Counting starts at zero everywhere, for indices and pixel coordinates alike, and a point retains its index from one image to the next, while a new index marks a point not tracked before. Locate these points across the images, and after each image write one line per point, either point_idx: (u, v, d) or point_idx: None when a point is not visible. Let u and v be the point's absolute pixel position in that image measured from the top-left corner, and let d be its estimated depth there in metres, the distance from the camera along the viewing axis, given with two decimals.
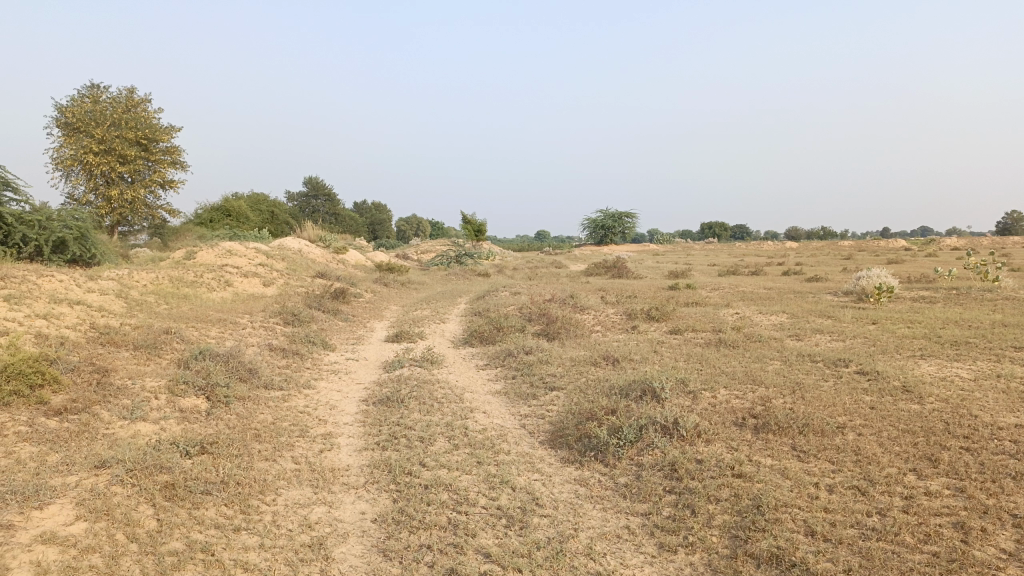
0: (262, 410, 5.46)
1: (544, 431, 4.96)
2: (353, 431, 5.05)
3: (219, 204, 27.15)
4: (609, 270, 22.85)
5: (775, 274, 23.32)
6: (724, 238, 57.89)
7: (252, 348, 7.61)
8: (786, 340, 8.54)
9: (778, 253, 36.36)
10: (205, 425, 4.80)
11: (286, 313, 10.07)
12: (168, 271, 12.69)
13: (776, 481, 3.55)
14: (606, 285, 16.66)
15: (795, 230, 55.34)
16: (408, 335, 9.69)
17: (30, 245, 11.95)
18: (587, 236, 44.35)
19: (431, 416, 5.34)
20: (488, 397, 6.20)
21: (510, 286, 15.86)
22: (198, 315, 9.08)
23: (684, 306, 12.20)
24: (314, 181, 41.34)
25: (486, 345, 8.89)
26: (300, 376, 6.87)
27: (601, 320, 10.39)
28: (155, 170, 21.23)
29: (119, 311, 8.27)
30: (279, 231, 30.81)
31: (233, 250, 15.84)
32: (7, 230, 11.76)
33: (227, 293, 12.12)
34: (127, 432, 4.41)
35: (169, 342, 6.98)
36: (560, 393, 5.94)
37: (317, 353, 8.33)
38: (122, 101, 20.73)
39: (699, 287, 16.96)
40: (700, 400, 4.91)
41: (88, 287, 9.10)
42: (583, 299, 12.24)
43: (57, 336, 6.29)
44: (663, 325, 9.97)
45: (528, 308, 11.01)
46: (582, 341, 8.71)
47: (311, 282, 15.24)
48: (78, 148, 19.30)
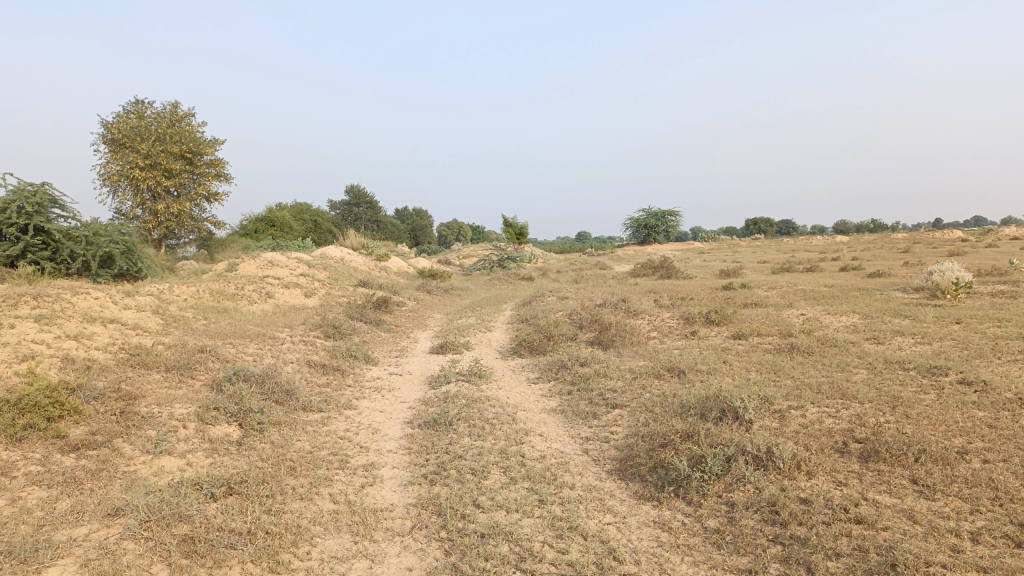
0: (298, 436, 5.00)
1: (611, 459, 4.39)
2: (397, 461, 4.55)
3: (263, 215, 27.15)
4: (657, 271, 22.12)
5: (831, 270, 22.30)
6: (771, 234, 56.41)
7: (290, 365, 7.20)
8: (864, 344, 7.80)
9: (831, 248, 35.09)
10: (236, 458, 4.34)
11: (327, 326, 9.67)
12: (209, 284, 12.45)
13: (903, 528, 2.93)
14: (655, 287, 16.01)
15: (844, 224, 53.74)
16: (454, 346, 9.20)
17: (77, 262, 11.82)
18: (631, 236, 43.61)
19: (482, 441, 4.82)
20: (543, 416, 5.65)
21: (557, 290, 15.29)
22: (236, 330, 8.72)
23: (744, 308, 11.49)
24: (356, 190, 41.32)
25: (537, 355, 8.35)
26: (341, 396, 6.42)
27: (657, 326, 9.75)
28: (200, 183, 21.20)
29: (154, 328, 7.94)
30: (322, 240, 30.76)
31: (275, 260, 15.60)
32: (55, 247, 11.64)
33: (268, 306, 11.81)
34: (149, 470, 3.98)
35: (203, 361, 6.60)
36: (623, 411, 5.37)
37: (359, 368, 7.88)
38: (166, 117, 20.75)
39: (755, 286, 16.19)
40: (790, 422, 4.29)
41: (125, 304, 8.82)
42: (636, 303, 11.63)
43: (86, 359, 5.94)
44: (725, 330, 9.31)
45: (578, 314, 10.42)
46: (640, 350, 8.10)
47: (353, 291, 14.90)
48: (124, 163, 19.34)
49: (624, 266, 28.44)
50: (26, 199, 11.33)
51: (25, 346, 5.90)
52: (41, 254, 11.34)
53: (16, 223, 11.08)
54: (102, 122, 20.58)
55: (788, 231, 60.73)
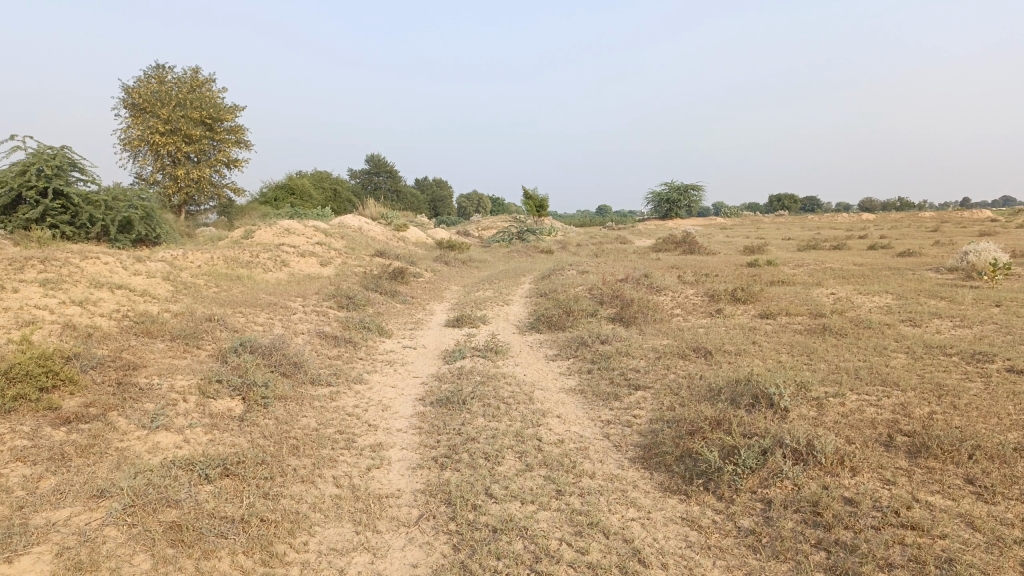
0: (304, 413, 4.76)
1: (634, 446, 4.11)
2: (406, 442, 4.29)
3: (283, 183, 26.93)
4: (679, 246, 21.68)
5: (858, 248, 21.70)
6: (795, 211, 55.47)
7: (301, 337, 6.96)
8: (900, 327, 7.43)
9: (858, 225, 34.35)
10: (237, 436, 4.11)
11: (341, 296, 9.42)
12: (224, 250, 12.24)
13: (963, 536, 2.62)
14: (678, 262, 15.59)
15: (871, 202, 52.74)
16: (470, 320, 8.92)
17: (97, 226, 11.64)
18: (652, 210, 43.01)
19: (497, 423, 4.55)
20: (561, 396, 5.37)
21: (577, 265, 14.95)
22: (247, 298, 8.50)
23: (771, 286, 11.10)
24: (376, 159, 40.94)
25: (556, 330, 8.06)
26: (351, 370, 6.18)
27: (681, 303, 9.40)
28: (220, 149, 20.98)
29: (163, 295, 7.73)
30: (342, 209, 30.55)
31: (291, 228, 15.38)
32: (75, 211, 11.46)
33: (282, 274, 11.59)
34: (144, 447, 3.75)
35: (211, 331, 6.37)
36: (646, 394, 5.08)
37: (372, 341, 7.63)
38: (187, 81, 20.49)
39: (781, 263, 15.75)
40: (829, 412, 3.97)
41: (135, 270, 8.61)
42: (659, 279, 11.27)
43: (88, 326, 5.72)
44: (751, 309, 8.95)
45: (599, 289, 10.10)
46: (664, 328, 7.77)
47: (369, 261, 14.66)
48: (145, 128, 19.15)
49: (644, 240, 27.97)
50: (45, 161, 11.14)
51: (27, 312, 5.70)
52: (60, 218, 11.18)
53: (36, 185, 10.92)
54: (123, 86, 20.37)
55: (812, 208, 59.70)
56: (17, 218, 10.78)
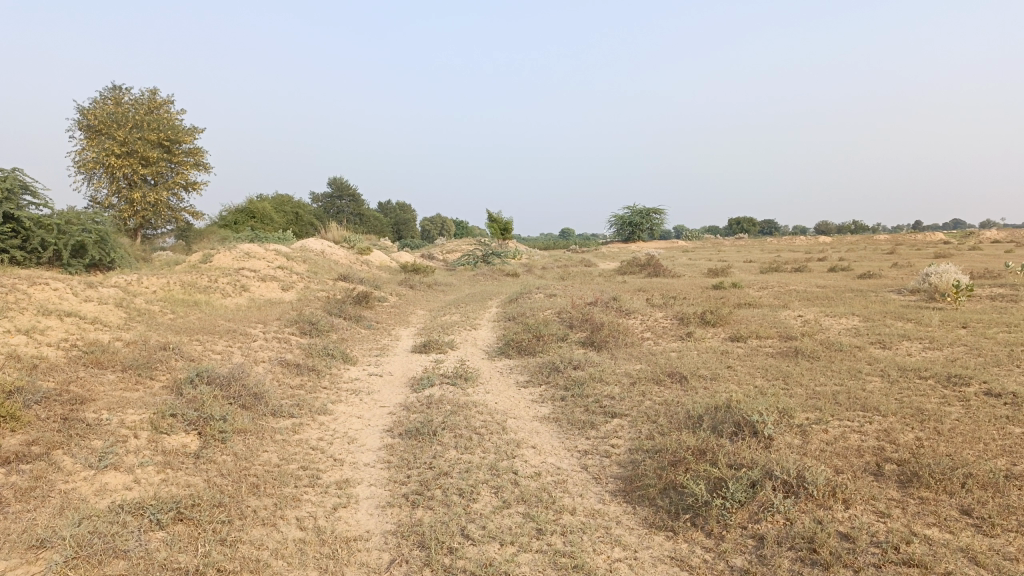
0: (265, 448, 4.50)
1: (614, 478, 3.94)
2: (375, 477, 4.06)
3: (243, 206, 26.44)
4: (644, 269, 21.72)
5: (820, 271, 21.97)
6: (754, 233, 56.32)
7: (261, 365, 6.68)
8: (871, 350, 7.41)
9: (817, 248, 34.93)
10: (193, 474, 3.84)
11: (303, 321, 9.14)
12: (181, 275, 11.84)
13: (968, 574, 2.50)
14: (644, 285, 15.56)
15: (827, 225, 53.90)
16: (438, 345, 8.70)
17: (48, 250, 11.20)
18: (615, 233, 43.27)
19: (470, 455, 4.35)
20: (535, 425, 5.19)
21: (543, 288, 14.82)
22: (205, 325, 8.17)
23: (739, 308, 11.09)
24: (338, 182, 40.58)
25: (526, 356, 7.89)
26: (315, 400, 5.92)
27: (651, 327, 9.31)
28: (178, 172, 20.51)
29: (116, 323, 7.37)
30: (303, 232, 30.11)
31: (251, 251, 15.01)
32: (25, 235, 11.00)
33: (242, 300, 11.24)
34: (90, 489, 3.47)
35: (166, 360, 6.06)
36: (624, 421, 4.92)
37: (336, 368, 7.37)
38: (144, 103, 20.05)
39: (746, 286, 15.81)
40: (814, 440, 3.85)
41: (86, 296, 8.23)
42: (627, 302, 11.18)
43: (33, 356, 5.38)
44: (721, 332, 8.89)
45: (568, 313, 9.96)
46: (635, 352, 7.65)
47: (332, 285, 14.35)
48: (100, 150, 18.63)
49: (609, 263, 28.03)
50: None
51: None
52: (9, 242, 10.72)
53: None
54: (77, 107, 19.83)
55: (770, 231, 60.72)
56: None
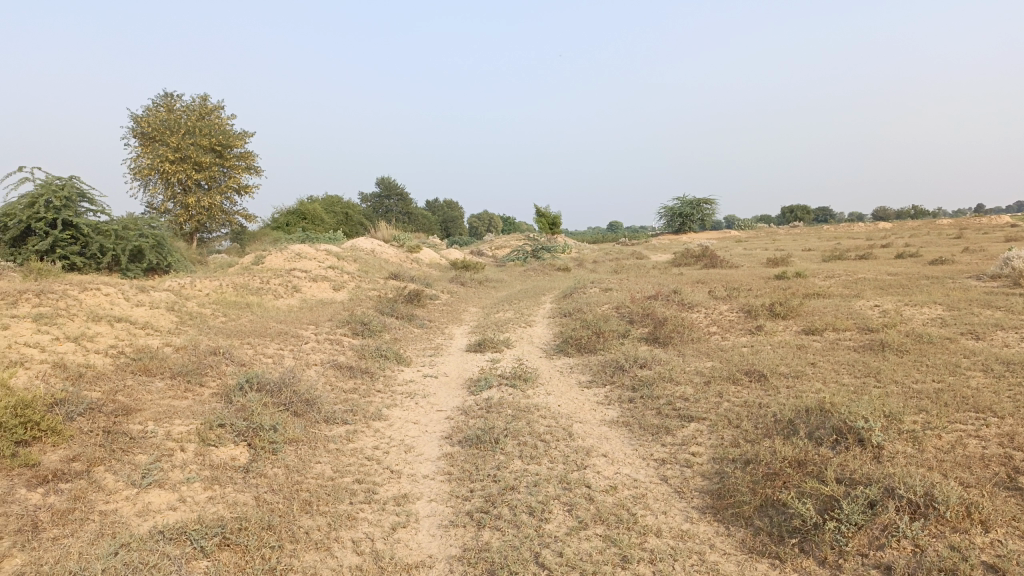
0: (318, 459, 4.23)
1: (700, 493, 3.53)
2: (435, 491, 3.74)
3: (294, 208, 26.61)
4: (700, 260, 21.06)
5: (886, 257, 21.01)
6: (809, 221, 54.65)
7: (313, 369, 6.44)
8: (963, 341, 6.82)
9: (879, 234, 33.63)
10: (241, 492, 3.58)
11: (355, 322, 8.91)
12: (234, 277, 11.77)
13: None
14: (703, 277, 14.99)
15: (886, 210, 52.10)
16: (493, 344, 8.37)
17: (107, 257, 11.24)
18: (666, 224, 42.42)
19: (537, 466, 4.00)
20: (604, 430, 4.82)
21: (598, 282, 14.39)
22: (256, 328, 7.99)
23: (808, 298, 10.48)
24: (386, 182, 40.69)
25: (586, 354, 7.50)
26: (369, 405, 5.64)
27: (716, 321, 8.82)
28: (230, 176, 20.65)
29: (167, 328, 7.24)
30: (353, 232, 30.20)
31: (302, 252, 14.94)
32: (84, 242, 11.05)
33: (294, 301, 11.10)
34: (132, 511, 3.21)
35: (216, 366, 5.86)
36: (702, 426, 4.51)
37: (389, 370, 7.10)
38: (196, 109, 20.21)
39: (810, 274, 15.12)
40: (929, 449, 3.39)
41: (137, 301, 8.13)
42: (689, 295, 10.69)
43: (81, 364, 5.22)
44: (793, 325, 8.36)
45: (627, 308, 9.52)
46: (703, 348, 7.19)
47: (383, 284, 14.17)
48: (154, 157, 18.85)
49: (661, 255, 27.41)
50: (54, 192, 10.78)
51: (14, 351, 5.20)
52: (69, 249, 10.79)
53: (45, 217, 10.56)
54: (132, 115, 20.12)
55: (825, 218, 58.94)
56: (27, 251, 10.42)
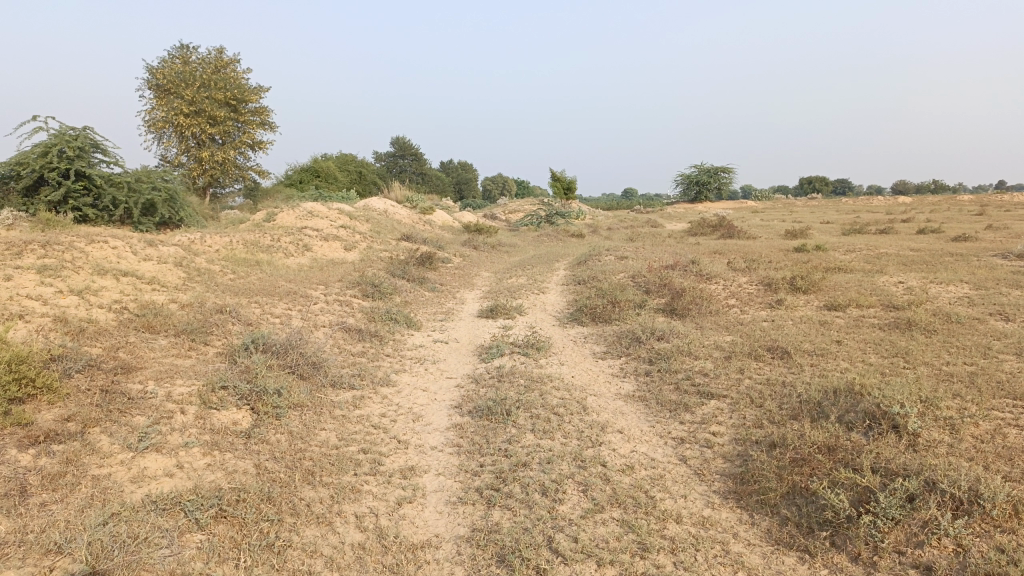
0: (323, 425, 4.08)
1: (722, 477, 3.36)
2: (443, 465, 3.59)
3: (308, 165, 26.37)
4: (716, 230, 20.73)
5: (906, 232, 20.61)
6: (827, 193, 53.85)
7: (321, 331, 6.28)
8: (993, 322, 6.58)
9: (899, 209, 33.07)
10: (242, 458, 3.44)
11: (366, 283, 8.75)
12: (245, 234, 11.60)
13: None
14: (720, 247, 14.72)
15: (906, 185, 51.28)
16: (505, 310, 8.19)
17: (119, 209, 11.09)
18: (682, 192, 41.88)
19: (551, 440, 3.84)
20: (619, 405, 4.65)
21: (613, 249, 14.14)
22: (265, 286, 7.83)
23: (830, 273, 10.22)
24: (401, 141, 40.27)
25: (601, 323, 7.31)
26: (378, 369, 5.49)
27: (735, 293, 8.59)
28: (245, 131, 20.37)
29: (173, 283, 7.09)
30: (367, 192, 29.94)
31: (314, 210, 14.76)
32: (96, 193, 10.90)
33: (304, 259, 10.93)
34: (126, 476, 3.07)
35: (222, 324, 5.71)
36: (722, 404, 4.33)
37: (399, 334, 6.93)
38: (211, 62, 19.89)
39: (831, 248, 14.83)
40: (968, 439, 3.19)
41: (145, 255, 7.98)
42: (707, 266, 10.44)
43: (83, 319, 5.07)
44: (814, 300, 8.13)
45: (644, 277, 9.30)
46: (722, 321, 6.98)
47: (395, 245, 13.98)
48: (169, 110, 18.60)
49: (676, 224, 27.09)
50: (67, 142, 10.61)
51: (15, 304, 5.06)
52: (81, 200, 10.64)
53: (57, 167, 10.39)
54: (147, 66, 19.83)
55: (844, 191, 58.10)
56: (39, 201, 10.28)
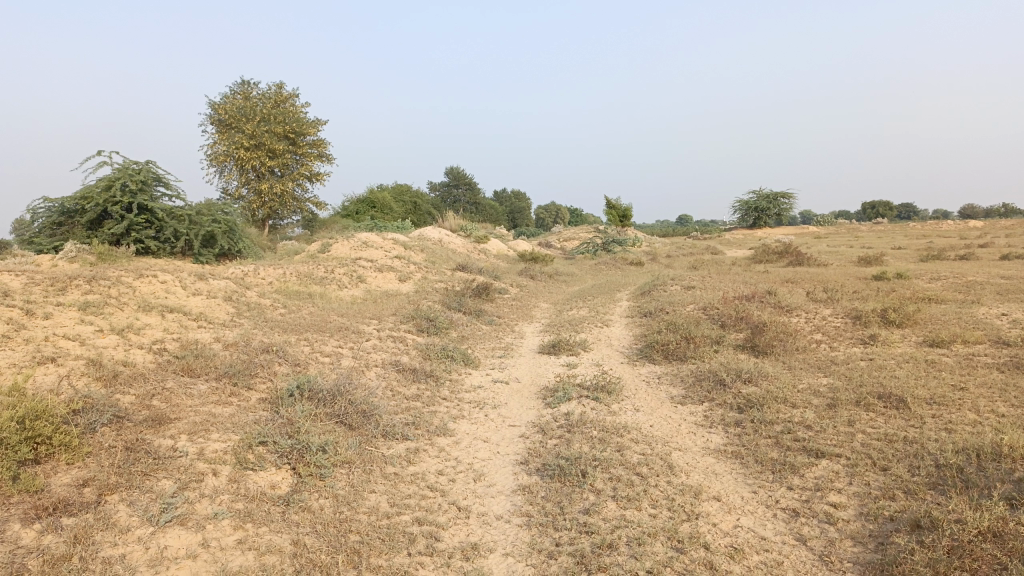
0: (374, 487, 3.58)
1: (857, 568, 2.73)
2: (513, 541, 3.05)
3: (364, 197, 26.40)
4: (782, 257, 19.82)
5: (987, 258, 19.36)
6: (892, 217, 51.93)
7: (373, 371, 5.82)
8: None
9: (974, 232, 31.49)
10: (279, 532, 2.95)
11: (421, 317, 8.30)
12: (299, 265, 11.34)
13: None
14: (792, 276, 13.87)
15: (975, 209, 49.15)
16: (569, 346, 7.62)
17: (181, 241, 10.96)
18: (740, 218, 40.77)
19: (638, 511, 3.26)
20: (711, 462, 4.04)
21: (678, 278, 13.45)
22: (316, 321, 7.44)
23: (923, 304, 9.36)
24: (455, 172, 40.29)
25: (675, 362, 6.69)
26: (434, 416, 4.99)
27: (820, 327, 7.85)
28: (303, 163, 20.38)
29: (221, 319, 6.75)
30: (422, 222, 29.86)
31: (369, 240, 14.50)
32: (158, 226, 10.78)
33: (358, 292, 10.58)
34: (143, 558, 2.62)
35: (269, 365, 5.30)
36: (838, 467, 3.68)
37: (456, 373, 6.43)
38: (271, 97, 20.06)
39: (912, 275, 13.87)
40: None
41: (194, 289, 7.69)
42: (784, 296, 9.71)
43: (119, 362, 4.70)
44: (911, 336, 7.35)
45: (717, 310, 8.63)
46: (812, 361, 6.29)
47: (451, 275, 13.58)
48: (231, 144, 18.84)
49: (738, 250, 26.16)
50: (130, 176, 10.57)
51: (51, 345, 4.74)
52: (143, 233, 10.52)
53: (120, 201, 10.32)
54: (209, 102, 20.11)
55: (909, 216, 56.01)
56: (103, 234, 10.21)
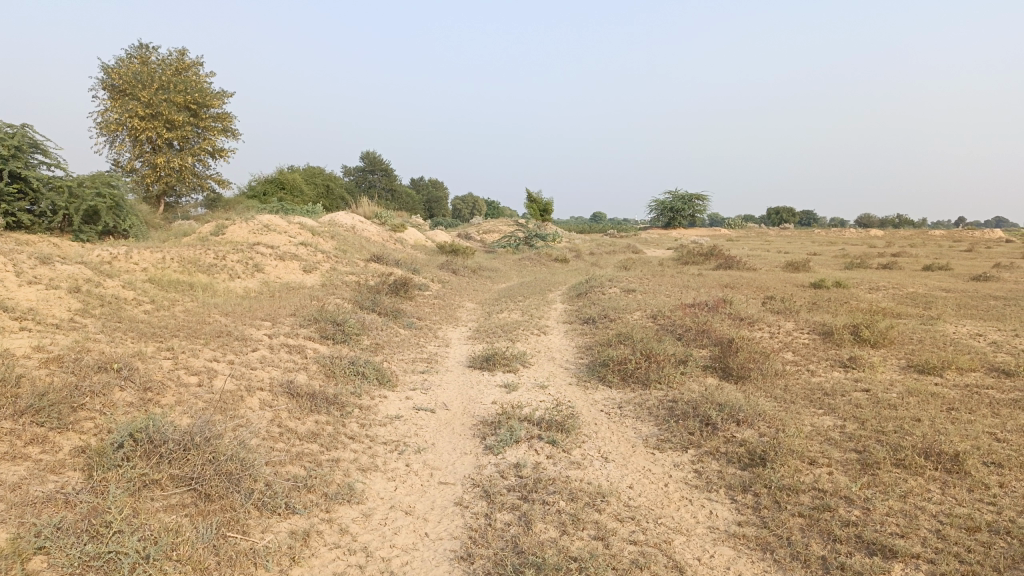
0: None
1: None
2: None
3: (273, 176, 24.32)
4: (709, 259, 19.15)
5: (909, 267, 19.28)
6: (797, 223, 53.24)
7: (256, 398, 4.36)
8: None
9: (883, 240, 32.05)
10: None
11: (325, 320, 6.83)
12: (184, 249, 9.59)
13: None
14: (729, 280, 13.08)
15: (873, 219, 50.94)
16: (505, 361, 6.34)
17: (58, 217, 9.07)
18: (657, 218, 40.52)
19: None
20: (733, 557, 2.85)
21: (613, 278, 12.40)
22: (190, 323, 5.87)
23: (884, 319, 8.55)
24: (371, 156, 38.43)
25: (637, 387, 5.52)
26: (337, 470, 3.61)
27: (789, 346, 6.86)
28: (205, 137, 18.28)
29: (60, 320, 5.13)
30: (334, 206, 27.99)
31: (270, 224, 12.78)
32: (31, 197, 8.86)
33: (253, 284, 8.98)
34: None
35: (104, 391, 3.78)
36: None
37: (367, 397, 5.04)
38: (172, 63, 17.84)
39: (850, 284, 13.30)
40: None
41: (32, 277, 5.98)
42: (737, 305, 8.73)
43: None
44: (895, 360, 6.40)
45: (671, 320, 7.54)
46: (802, 391, 5.24)
47: (363, 267, 12.07)
48: (123, 111, 16.46)
49: (660, 250, 25.53)
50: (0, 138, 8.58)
51: None
52: (14, 205, 8.60)
53: None
54: (100, 65, 17.70)
55: (812, 221, 57.66)
56: None
